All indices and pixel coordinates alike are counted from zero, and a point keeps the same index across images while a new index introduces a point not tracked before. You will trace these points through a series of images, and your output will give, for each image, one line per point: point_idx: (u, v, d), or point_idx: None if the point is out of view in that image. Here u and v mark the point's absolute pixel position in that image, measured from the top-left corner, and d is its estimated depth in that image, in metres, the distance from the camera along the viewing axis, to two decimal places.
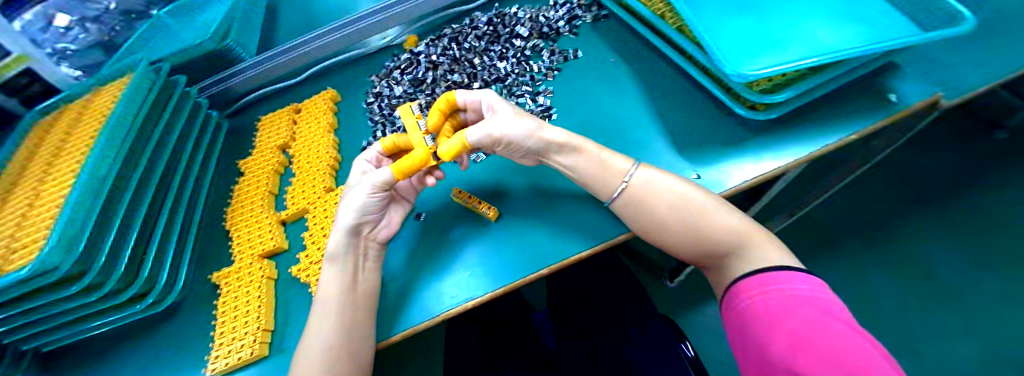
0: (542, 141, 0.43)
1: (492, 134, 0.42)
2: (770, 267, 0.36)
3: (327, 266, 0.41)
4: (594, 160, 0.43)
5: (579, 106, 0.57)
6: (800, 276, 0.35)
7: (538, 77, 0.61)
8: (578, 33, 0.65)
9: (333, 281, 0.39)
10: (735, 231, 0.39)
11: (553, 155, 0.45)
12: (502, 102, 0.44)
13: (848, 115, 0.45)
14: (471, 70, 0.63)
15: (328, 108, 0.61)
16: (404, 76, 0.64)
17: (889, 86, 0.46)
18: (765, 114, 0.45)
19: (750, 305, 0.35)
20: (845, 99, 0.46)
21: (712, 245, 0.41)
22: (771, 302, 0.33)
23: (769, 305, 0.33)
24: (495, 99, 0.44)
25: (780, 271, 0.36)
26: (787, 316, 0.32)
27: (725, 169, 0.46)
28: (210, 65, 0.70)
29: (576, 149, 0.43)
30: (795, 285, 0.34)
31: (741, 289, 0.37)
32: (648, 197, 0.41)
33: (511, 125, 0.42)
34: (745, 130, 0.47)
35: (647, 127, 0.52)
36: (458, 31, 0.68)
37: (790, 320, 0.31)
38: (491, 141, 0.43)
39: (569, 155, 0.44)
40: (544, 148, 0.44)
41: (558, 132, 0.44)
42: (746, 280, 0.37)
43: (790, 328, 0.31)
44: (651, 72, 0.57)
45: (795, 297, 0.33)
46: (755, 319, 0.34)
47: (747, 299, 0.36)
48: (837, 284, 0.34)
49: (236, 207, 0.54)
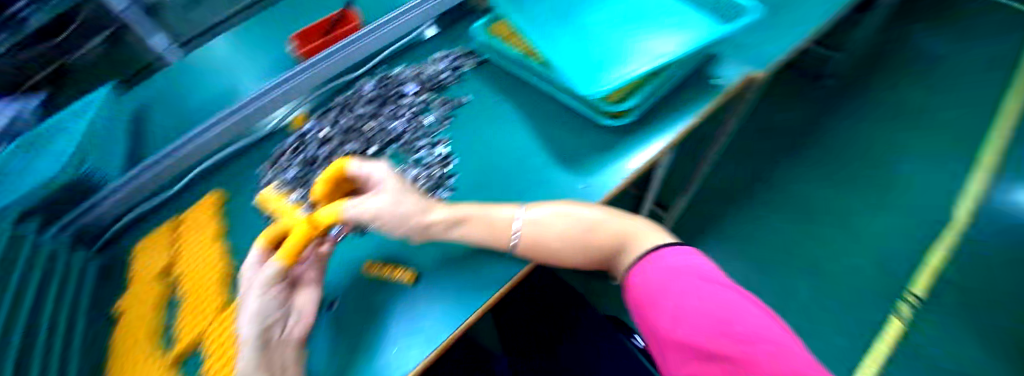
0: (426, 220, 0.46)
1: (367, 213, 0.45)
2: (655, 247, 0.44)
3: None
4: (484, 220, 0.47)
5: (472, 147, 0.60)
6: (677, 250, 0.43)
7: (433, 129, 0.63)
8: (462, 80, 0.69)
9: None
10: (621, 229, 0.47)
11: (440, 232, 0.47)
12: (390, 182, 0.47)
13: (692, 102, 0.55)
14: (364, 135, 0.62)
15: (212, 215, 0.58)
16: (295, 157, 0.62)
17: (713, 74, 0.57)
18: (624, 119, 0.53)
19: (644, 283, 0.41)
20: (687, 90, 0.56)
21: (608, 247, 0.47)
22: (660, 276, 0.40)
23: (659, 278, 0.40)
24: (383, 179, 0.47)
25: (661, 249, 0.44)
26: (672, 283, 0.38)
27: (610, 175, 0.52)
28: (63, 198, 0.59)
29: (467, 218, 0.47)
30: (674, 257, 0.42)
31: (635, 283, 0.42)
32: (541, 235, 0.46)
33: (391, 208, 0.45)
34: (616, 137, 0.54)
35: (535, 156, 0.56)
36: (344, 101, 0.69)
37: (676, 286, 0.38)
38: (366, 219, 0.45)
39: (457, 227, 0.47)
40: (427, 228, 0.47)
41: (446, 210, 0.48)
42: (639, 264, 0.43)
43: (678, 292, 0.37)
44: (532, 99, 0.62)
45: (675, 265, 0.41)
46: (653, 294, 0.39)
47: (641, 279, 0.42)
48: (691, 248, 0.43)
49: (105, 365, 0.45)
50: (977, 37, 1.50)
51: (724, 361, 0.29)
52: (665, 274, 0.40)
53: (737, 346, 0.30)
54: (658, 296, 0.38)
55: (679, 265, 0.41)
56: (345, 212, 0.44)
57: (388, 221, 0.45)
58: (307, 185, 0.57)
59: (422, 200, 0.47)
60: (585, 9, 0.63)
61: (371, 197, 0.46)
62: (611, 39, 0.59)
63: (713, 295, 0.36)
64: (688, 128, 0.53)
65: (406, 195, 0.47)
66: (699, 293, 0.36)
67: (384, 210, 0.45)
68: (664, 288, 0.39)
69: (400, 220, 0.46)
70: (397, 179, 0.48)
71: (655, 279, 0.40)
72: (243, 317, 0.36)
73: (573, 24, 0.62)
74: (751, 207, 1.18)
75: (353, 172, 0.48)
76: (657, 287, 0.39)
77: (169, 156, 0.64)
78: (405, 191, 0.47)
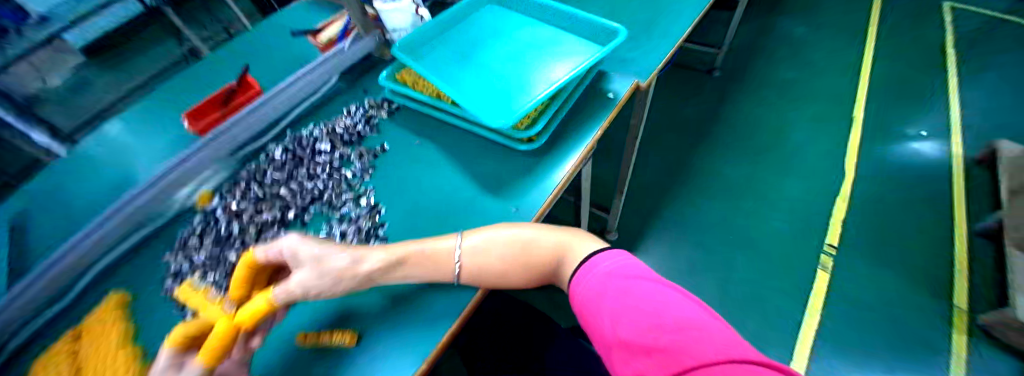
0: (364, 270, 0.45)
1: (298, 286, 0.43)
2: (590, 256, 0.46)
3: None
4: (423, 257, 0.47)
5: (398, 193, 0.60)
6: (612, 254, 0.45)
7: (355, 182, 0.63)
8: (379, 129, 0.70)
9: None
10: (553, 245, 0.49)
11: (382, 277, 0.47)
12: (312, 250, 0.46)
13: (595, 114, 0.60)
14: (281, 201, 0.61)
15: (120, 321, 0.51)
16: (204, 240, 0.57)
17: (607, 88, 0.63)
18: (536, 143, 0.56)
19: (586, 290, 0.43)
20: (587, 105, 0.62)
21: (544, 264, 0.49)
22: (598, 282, 0.42)
23: (599, 284, 0.41)
24: (304, 249, 0.46)
25: (597, 256, 0.46)
26: (609, 288, 0.40)
27: (532, 194, 0.55)
28: None
29: (406, 259, 0.47)
30: (612, 262, 0.44)
31: (580, 293, 0.44)
32: (481, 261, 0.47)
33: (321, 274, 0.44)
34: (531, 157, 0.58)
35: (460, 190, 0.58)
36: (254, 170, 0.65)
37: (614, 290, 0.39)
38: (300, 294, 0.44)
39: (398, 268, 0.47)
40: (368, 277, 0.46)
41: (380, 255, 0.47)
42: (580, 272, 0.45)
43: (614, 296, 0.39)
44: (454, 137, 0.65)
45: (610, 269, 0.43)
46: (594, 300, 0.41)
47: (583, 287, 0.43)
48: (625, 250, 0.46)
49: None
50: (818, 17, 1.82)
51: (653, 353, 0.31)
52: (604, 280, 0.41)
53: (663, 336, 0.31)
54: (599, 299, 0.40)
55: (614, 269, 0.42)
56: (270, 300, 0.42)
57: (324, 284, 0.44)
58: (222, 266, 0.54)
59: (352, 253, 0.46)
60: (484, 49, 0.69)
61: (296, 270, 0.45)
62: (511, 72, 0.64)
63: (643, 295, 0.37)
64: (595, 140, 0.58)
65: (333, 254, 0.46)
66: (632, 295, 0.38)
67: (310, 282, 0.43)
68: (603, 294, 0.40)
69: (335, 281, 0.45)
70: (318, 244, 0.47)
71: (595, 285, 0.42)
72: None
73: (475, 63, 0.67)
74: (683, 192, 1.27)
75: (264, 259, 0.47)
76: (597, 293, 0.41)
77: (50, 260, 0.53)
78: (329, 249, 0.46)
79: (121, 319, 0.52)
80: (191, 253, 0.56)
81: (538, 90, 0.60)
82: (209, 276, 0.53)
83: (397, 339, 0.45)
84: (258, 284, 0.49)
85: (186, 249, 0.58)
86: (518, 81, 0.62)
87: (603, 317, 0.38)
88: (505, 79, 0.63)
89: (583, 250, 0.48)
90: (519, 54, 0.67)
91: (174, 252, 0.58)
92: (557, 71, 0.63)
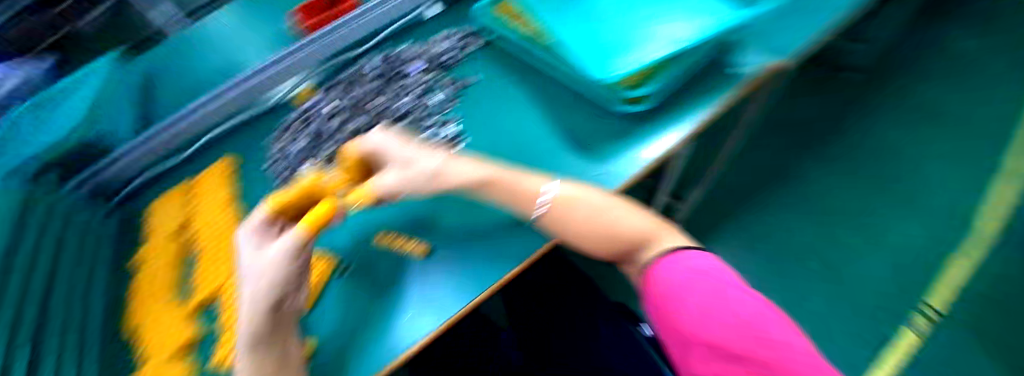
0: (449, 179, 0.45)
1: (394, 183, 0.46)
2: (670, 250, 0.41)
3: (241, 355, 0.35)
4: (508, 188, 0.44)
5: (479, 130, 0.58)
6: (699, 252, 0.41)
7: (440, 108, 0.62)
8: (465, 60, 0.67)
9: (255, 370, 0.33)
10: (640, 229, 0.43)
11: (468, 190, 0.46)
12: (401, 151, 0.48)
13: (715, 88, 0.51)
14: (367, 113, 0.62)
15: (224, 176, 0.62)
16: (302, 130, 0.63)
17: (738, 60, 0.53)
18: (640, 106, 0.49)
19: (664, 282, 0.39)
20: (708, 76, 0.52)
21: (625, 245, 0.44)
22: (683, 279, 0.37)
23: (681, 280, 0.37)
24: (395, 148, 0.48)
25: (682, 250, 0.41)
26: (696, 287, 0.36)
27: (622, 162, 0.49)
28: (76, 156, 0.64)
29: (493, 181, 0.44)
30: (700, 259, 0.39)
31: (656, 280, 0.40)
32: (570, 212, 0.42)
33: (413, 175, 0.46)
34: (630, 122, 0.51)
35: (543, 139, 0.54)
36: (351, 78, 0.68)
37: (701, 290, 0.35)
38: (395, 191, 0.46)
39: (482, 187, 0.45)
40: (458, 186, 0.45)
41: (465, 169, 0.46)
42: (660, 263, 0.41)
43: (700, 302, 0.34)
44: (546, 85, 0.59)
45: (697, 267, 0.38)
46: (672, 297, 0.37)
47: (660, 278, 0.40)
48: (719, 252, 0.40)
49: (133, 306, 0.52)
50: None
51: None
52: (688, 276, 0.37)
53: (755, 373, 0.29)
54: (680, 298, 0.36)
55: (702, 268, 0.38)
56: (365, 196, 0.46)
57: (416, 184, 0.46)
58: (315, 156, 0.59)
59: (437, 160, 0.47)
60: None
61: (389, 168, 0.47)
62: (626, 30, 0.58)
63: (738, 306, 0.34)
64: (711, 117, 0.49)
65: (422, 159, 0.47)
66: (725, 302, 0.34)
67: (403, 179, 0.46)
68: (684, 291, 0.36)
69: (427, 182, 0.46)
70: (408, 146, 0.49)
71: (677, 280, 0.38)
72: (251, 278, 0.37)
73: (582, 10, 0.63)
74: (767, 202, 1.14)
75: (361, 154, 0.49)
76: (677, 288, 0.37)
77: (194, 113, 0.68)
78: (420, 151, 0.48)
79: (225, 182, 0.62)
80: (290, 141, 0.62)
81: (652, 47, 0.54)
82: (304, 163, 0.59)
83: (453, 272, 0.46)
84: (354, 171, 0.51)
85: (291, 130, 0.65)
86: (628, 35, 0.57)
87: (683, 317, 0.35)
88: (614, 32, 0.58)
89: (666, 242, 0.43)
90: (632, 4, 0.61)
91: (276, 137, 0.65)
92: (680, 25, 0.55)
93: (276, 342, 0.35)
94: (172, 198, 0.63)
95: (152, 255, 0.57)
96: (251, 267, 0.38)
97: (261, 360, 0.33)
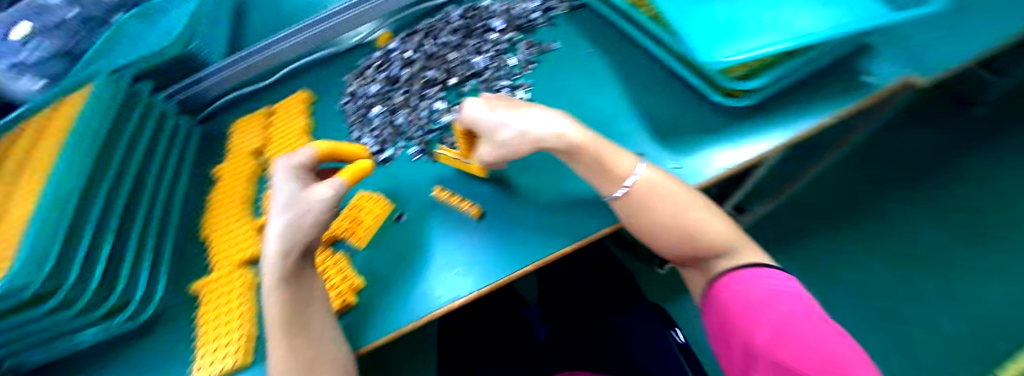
0: (544, 139, 0.43)
1: (494, 155, 0.46)
2: (737, 267, 0.38)
3: (267, 288, 0.40)
4: (601, 158, 0.41)
5: (552, 98, 0.57)
6: (772, 273, 0.37)
7: (516, 71, 0.60)
8: (553, 23, 0.64)
9: (279, 309, 0.39)
10: (725, 237, 0.40)
11: (564, 150, 0.43)
12: (491, 118, 0.45)
13: (825, 99, 0.45)
14: (445, 63, 0.63)
15: (301, 110, 0.66)
16: (379, 74, 0.67)
17: (863, 68, 0.46)
18: (740, 101, 0.44)
19: (722, 302, 0.37)
20: (819, 83, 0.46)
21: (699, 251, 0.40)
22: (757, 296, 0.35)
23: (738, 300, 0.35)
24: (483, 117, 0.46)
25: (752, 268, 0.37)
26: (753, 307, 0.34)
27: (703, 157, 0.46)
28: (178, 70, 0.71)
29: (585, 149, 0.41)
30: (770, 280, 0.36)
31: (724, 293, 0.37)
32: (654, 197, 0.40)
33: (506, 144, 0.44)
34: (720, 116, 0.47)
35: (619, 116, 0.52)
36: (431, 26, 0.68)
37: (758, 311, 0.33)
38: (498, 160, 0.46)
39: (576, 149, 0.42)
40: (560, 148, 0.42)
41: (556, 130, 0.42)
42: (721, 280, 0.38)
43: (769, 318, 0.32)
44: (631, 62, 0.56)
45: (763, 289, 0.35)
46: (739, 310, 0.35)
47: (719, 296, 0.38)
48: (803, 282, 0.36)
49: (213, 215, 0.60)
50: None
51: None
52: (749, 295, 0.35)
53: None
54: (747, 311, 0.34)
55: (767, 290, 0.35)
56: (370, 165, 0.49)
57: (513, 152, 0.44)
58: (388, 101, 0.63)
59: (525, 120, 0.43)
60: None
61: (486, 137, 0.46)
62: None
63: (799, 329, 0.30)
64: (816, 129, 0.43)
65: (510, 123, 0.44)
66: (784, 324, 0.31)
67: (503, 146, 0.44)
68: (740, 312, 0.34)
69: (526, 146, 0.43)
70: (495, 111, 0.46)
71: (734, 300, 0.36)
72: (281, 210, 0.40)
73: None
74: None
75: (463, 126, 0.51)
76: (733, 308, 0.35)
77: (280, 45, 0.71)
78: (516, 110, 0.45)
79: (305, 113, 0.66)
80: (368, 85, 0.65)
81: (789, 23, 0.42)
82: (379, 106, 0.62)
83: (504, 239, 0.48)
84: (462, 144, 0.53)
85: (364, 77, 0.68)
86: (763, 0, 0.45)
87: (737, 340, 0.34)
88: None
89: (747, 257, 0.39)
90: None
91: (355, 76, 0.68)
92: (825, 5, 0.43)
93: (303, 282, 0.41)
94: (252, 121, 0.69)
95: (235, 169, 0.64)
96: (277, 204, 0.41)
97: (282, 302, 0.39)
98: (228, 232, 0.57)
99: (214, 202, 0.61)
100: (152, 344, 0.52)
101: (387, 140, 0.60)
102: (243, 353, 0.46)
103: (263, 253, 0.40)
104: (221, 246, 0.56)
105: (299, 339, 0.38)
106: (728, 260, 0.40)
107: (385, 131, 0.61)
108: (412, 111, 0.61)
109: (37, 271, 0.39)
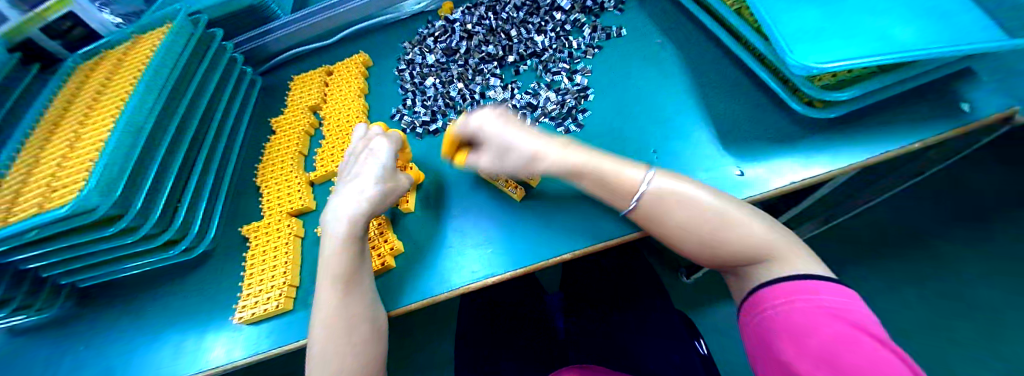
0: (546, 167, 0.43)
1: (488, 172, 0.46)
2: (776, 280, 0.32)
3: (327, 242, 0.43)
4: (607, 183, 0.40)
5: (610, 86, 0.56)
6: (824, 285, 0.29)
7: (577, 54, 0.60)
8: (623, 9, 0.63)
9: (333, 265, 0.41)
10: (757, 239, 0.34)
11: (566, 178, 0.43)
12: (501, 135, 0.43)
13: (914, 121, 0.42)
14: (507, 41, 0.65)
15: (358, 72, 0.68)
16: (437, 44, 0.69)
17: (961, 94, 0.43)
18: (823, 112, 0.42)
19: (760, 320, 0.31)
20: (909, 105, 0.43)
21: (734, 257, 0.36)
22: (806, 311, 0.28)
23: (779, 319, 0.29)
24: (496, 129, 0.44)
25: (796, 279, 0.31)
26: (794, 331, 0.27)
27: (765, 167, 0.44)
28: (246, 19, 0.73)
29: (592, 167, 0.41)
30: (819, 295, 0.29)
31: (764, 292, 0.32)
32: (667, 205, 0.37)
33: (506, 165, 0.44)
34: (789, 128, 0.45)
35: (681, 110, 0.51)
36: (496, 0, 0.71)
37: (800, 336, 0.26)
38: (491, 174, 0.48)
39: (581, 175, 0.42)
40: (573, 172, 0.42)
41: (562, 154, 0.42)
42: (758, 293, 0.32)
43: (811, 333, 0.26)
44: (698, 60, 0.54)
45: (808, 307, 0.28)
46: (778, 321, 0.29)
47: (757, 312, 0.32)
48: (860, 298, 0.28)
49: (268, 164, 0.62)
50: None
51: None
52: (794, 314, 0.28)
53: None
54: (793, 324, 0.28)
55: (817, 308, 0.28)
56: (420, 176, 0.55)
57: (510, 174, 0.45)
58: (443, 74, 0.65)
59: (538, 143, 0.43)
60: None
61: (486, 152, 0.45)
62: (843, 4, 0.43)
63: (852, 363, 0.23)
64: (896, 153, 0.41)
65: (520, 146, 0.43)
66: (829, 355, 0.24)
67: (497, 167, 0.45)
68: (777, 336, 0.28)
69: (532, 171, 0.44)
70: (505, 129, 0.44)
71: (774, 320, 0.29)
72: (353, 191, 0.44)
73: None
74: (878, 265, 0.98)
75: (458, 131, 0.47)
76: (772, 330, 0.29)
77: (345, 5, 0.74)
78: (535, 135, 0.44)
79: (362, 75, 0.68)
80: (427, 54, 0.68)
81: (891, 38, 0.39)
82: (434, 77, 0.65)
83: (547, 224, 0.47)
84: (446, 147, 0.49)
85: (423, 45, 0.71)
86: (856, 12, 0.42)
87: (778, 364, 0.28)
88: (838, 5, 0.44)
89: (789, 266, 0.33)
90: None
91: (415, 44, 0.71)
92: (926, 24, 0.40)
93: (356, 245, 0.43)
94: (309, 76, 0.71)
95: (289, 122, 0.66)
96: (371, 171, 0.45)
97: (338, 260, 0.41)
98: (278, 184, 0.59)
99: (269, 152, 0.63)
100: (202, 278, 0.55)
101: (438, 111, 0.61)
102: (285, 300, 0.48)
103: (332, 208, 0.45)
104: (270, 195, 0.59)
105: (346, 297, 0.40)
106: (767, 270, 0.34)
107: (437, 102, 0.62)
108: (467, 86, 0.63)
109: (107, 193, 0.41)
